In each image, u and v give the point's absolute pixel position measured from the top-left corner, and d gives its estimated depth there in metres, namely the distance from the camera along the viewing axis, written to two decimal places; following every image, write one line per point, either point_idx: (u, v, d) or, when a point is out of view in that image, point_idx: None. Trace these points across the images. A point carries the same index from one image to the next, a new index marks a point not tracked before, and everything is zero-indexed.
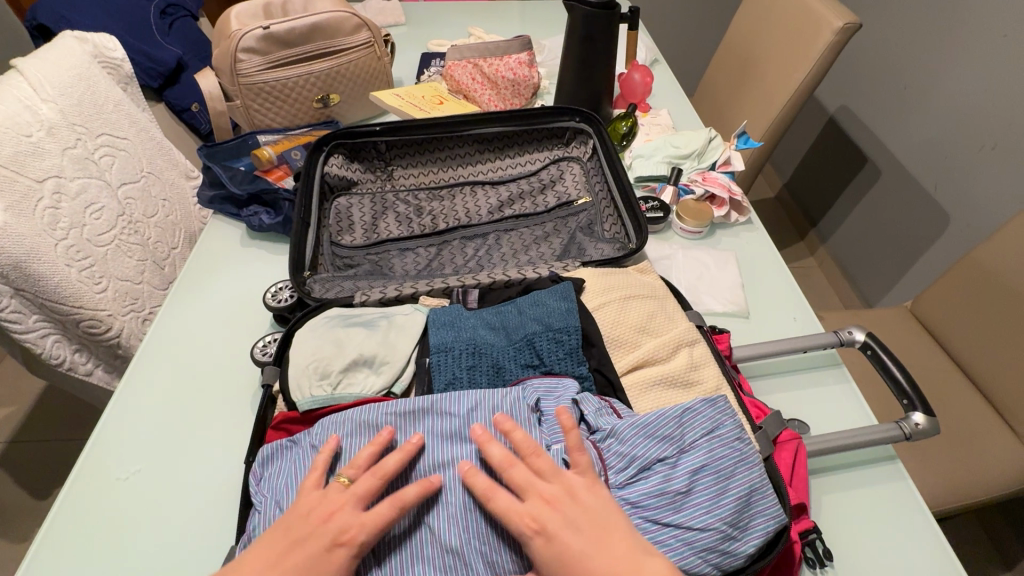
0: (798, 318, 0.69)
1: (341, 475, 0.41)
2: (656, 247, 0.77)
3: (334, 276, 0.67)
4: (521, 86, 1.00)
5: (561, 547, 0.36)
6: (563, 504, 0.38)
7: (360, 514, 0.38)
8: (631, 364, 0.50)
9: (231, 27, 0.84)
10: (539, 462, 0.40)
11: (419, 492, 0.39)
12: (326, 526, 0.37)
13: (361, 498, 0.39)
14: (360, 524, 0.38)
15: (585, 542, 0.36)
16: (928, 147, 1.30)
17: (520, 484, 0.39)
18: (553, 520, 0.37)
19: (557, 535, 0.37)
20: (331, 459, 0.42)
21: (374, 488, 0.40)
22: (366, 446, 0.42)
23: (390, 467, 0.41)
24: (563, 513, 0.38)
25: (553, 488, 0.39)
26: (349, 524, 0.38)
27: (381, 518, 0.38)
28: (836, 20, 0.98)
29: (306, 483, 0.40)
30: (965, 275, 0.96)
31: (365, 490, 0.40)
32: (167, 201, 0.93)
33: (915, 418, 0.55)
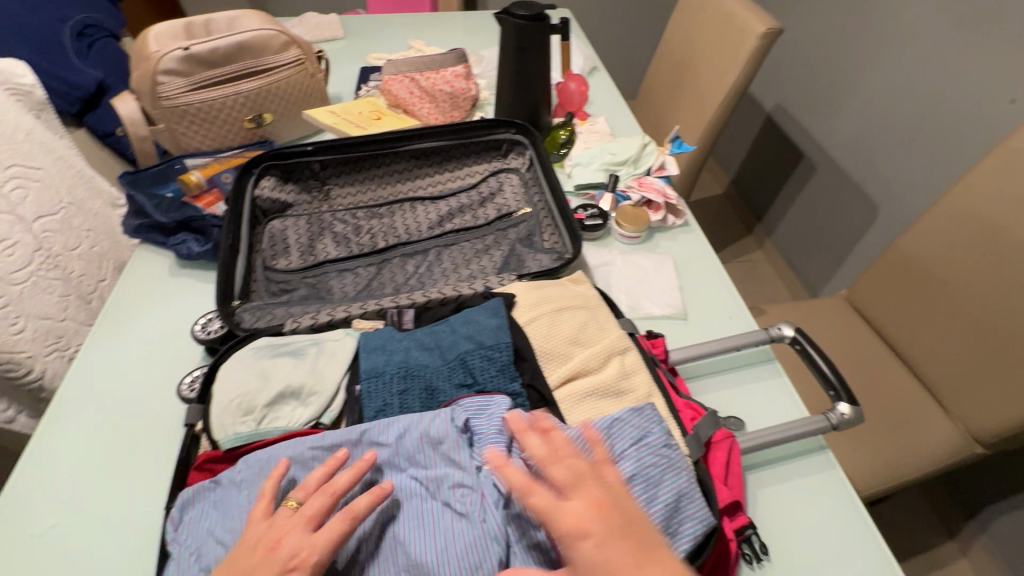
0: (732, 316, 0.72)
1: (290, 498, 0.41)
2: (595, 253, 0.78)
3: (264, 303, 0.64)
4: (460, 99, 1.00)
5: (599, 550, 0.34)
6: (606, 505, 0.36)
7: (310, 535, 0.38)
8: (563, 377, 0.50)
9: (150, 48, 0.80)
10: (578, 462, 0.39)
11: (370, 501, 0.40)
12: (275, 555, 0.37)
13: (310, 519, 0.39)
14: (309, 546, 0.38)
15: (626, 551, 0.34)
16: (856, 143, 1.37)
17: (560, 481, 0.37)
18: (593, 522, 0.35)
19: (603, 541, 0.34)
20: (278, 485, 0.41)
21: (325, 508, 0.40)
22: (318, 468, 0.42)
23: (340, 486, 0.41)
24: (606, 517, 0.35)
25: (592, 485, 0.37)
26: (297, 548, 0.37)
27: (336, 534, 0.38)
28: (759, 26, 1.02)
29: (254, 514, 0.40)
30: (894, 264, 1.01)
31: (313, 512, 0.39)
32: (91, 231, 0.89)
33: (841, 409, 0.57)
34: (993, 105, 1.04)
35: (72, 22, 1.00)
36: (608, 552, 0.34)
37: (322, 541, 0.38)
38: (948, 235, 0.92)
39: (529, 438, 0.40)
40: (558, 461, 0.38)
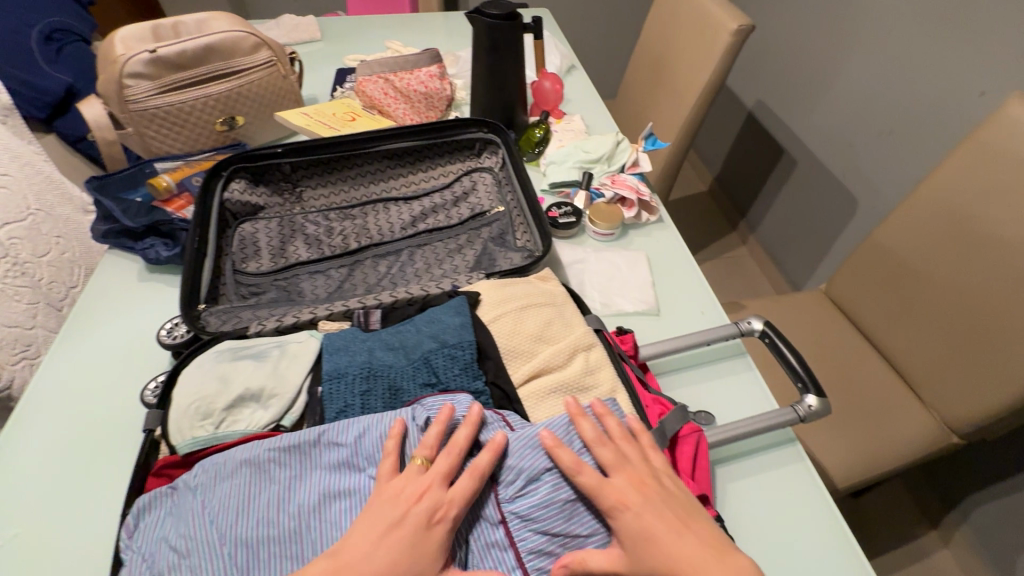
0: (705, 311, 0.72)
1: (416, 456, 0.43)
2: (569, 251, 0.78)
3: (231, 306, 0.64)
4: (435, 99, 1.00)
5: (640, 520, 0.40)
6: (642, 482, 0.42)
7: (447, 490, 0.42)
8: (526, 375, 0.50)
9: (116, 51, 0.79)
10: (627, 447, 0.44)
11: (490, 457, 0.43)
12: (417, 507, 0.40)
13: (444, 474, 0.42)
14: (450, 500, 0.41)
15: (666, 521, 0.40)
16: (834, 138, 1.38)
17: (608, 463, 0.43)
18: (634, 498, 0.41)
19: (642, 512, 0.40)
20: (400, 444, 0.44)
21: (454, 465, 0.43)
22: (433, 427, 0.44)
23: (462, 443, 0.43)
24: (646, 494, 0.41)
25: (639, 469, 0.43)
26: (439, 501, 0.41)
27: (467, 490, 0.42)
28: (732, 23, 1.03)
29: (381, 471, 0.42)
30: (869, 258, 1.03)
31: (445, 469, 0.42)
32: (61, 238, 0.88)
33: (808, 401, 0.57)
34: (964, 98, 1.05)
35: (40, 26, 0.99)
36: (649, 522, 0.40)
37: (459, 494, 0.42)
38: (921, 227, 0.93)
39: (585, 422, 0.44)
40: (605, 444, 0.44)
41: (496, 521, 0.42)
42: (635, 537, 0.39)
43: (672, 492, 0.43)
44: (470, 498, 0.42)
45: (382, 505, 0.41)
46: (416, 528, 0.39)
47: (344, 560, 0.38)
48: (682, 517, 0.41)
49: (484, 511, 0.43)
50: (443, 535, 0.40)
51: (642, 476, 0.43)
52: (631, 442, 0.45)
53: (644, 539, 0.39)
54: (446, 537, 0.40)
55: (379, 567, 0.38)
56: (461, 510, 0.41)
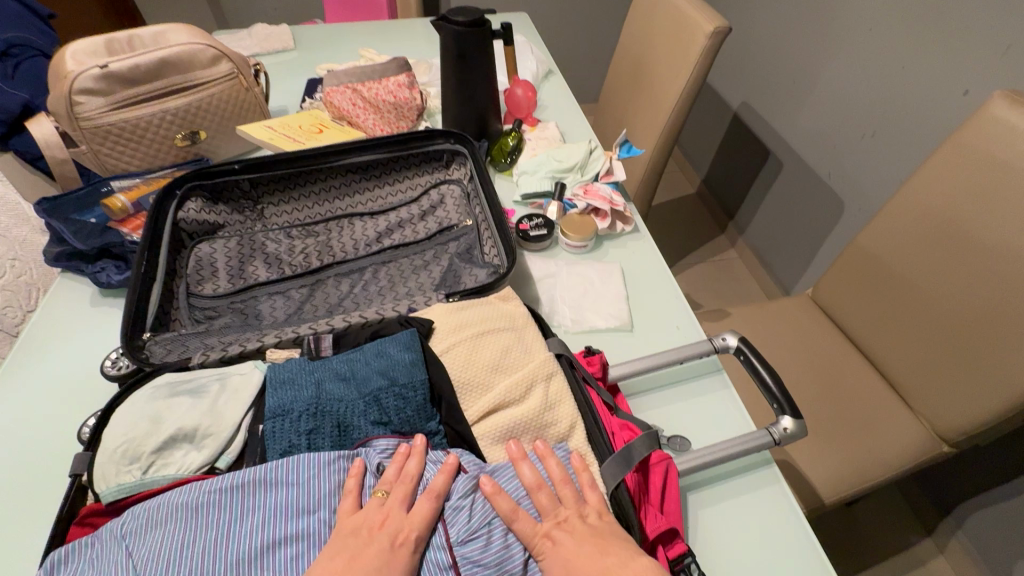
0: (682, 326, 0.69)
1: (377, 491, 0.42)
2: (540, 265, 0.75)
3: (179, 333, 0.61)
4: (404, 108, 0.98)
5: (564, 555, 0.39)
6: (573, 522, 0.41)
7: (407, 514, 0.41)
8: (483, 412, 0.49)
9: (67, 67, 0.76)
10: (564, 490, 0.43)
11: (445, 479, 0.43)
12: (379, 535, 0.39)
13: (403, 499, 0.42)
14: (410, 524, 0.41)
15: (591, 555, 0.39)
16: (819, 138, 1.36)
17: (543, 507, 0.42)
18: (565, 534, 0.40)
19: (567, 546, 0.40)
20: (360, 482, 0.43)
21: (410, 492, 0.43)
22: (390, 463, 0.44)
23: (416, 472, 0.43)
24: (571, 529, 0.41)
25: (570, 510, 0.42)
26: (401, 525, 0.41)
27: (425, 513, 0.41)
28: (708, 25, 1.00)
29: (342, 509, 0.41)
30: (852, 264, 1.00)
31: (404, 494, 0.42)
32: (17, 260, 0.85)
33: (784, 422, 0.55)
34: (947, 98, 1.02)
35: None
36: (571, 554, 0.39)
37: (420, 519, 0.41)
38: (904, 233, 0.90)
39: (524, 464, 0.44)
40: (541, 487, 0.43)
41: (446, 566, 0.39)
42: (561, 574, 0.39)
43: (609, 527, 0.42)
44: (430, 522, 0.41)
45: (343, 540, 0.40)
46: (381, 552, 0.39)
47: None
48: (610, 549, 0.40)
49: (433, 557, 0.40)
50: (406, 561, 0.39)
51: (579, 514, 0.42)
52: (569, 483, 0.44)
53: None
54: (411, 562, 0.39)
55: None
56: (423, 534, 0.41)
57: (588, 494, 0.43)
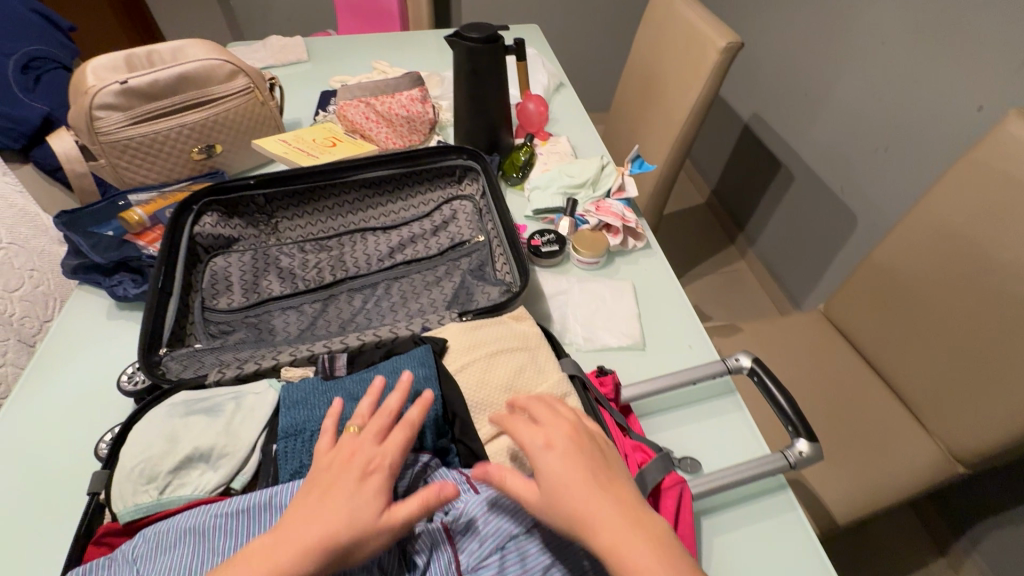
0: (693, 346, 0.69)
1: (350, 426, 0.43)
2: (552, 281, 0.75)
3: (195, 349, 0.61)
4: (417, 122, 0.98)
5: (552, 466, 0.39)
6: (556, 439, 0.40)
7: (379, 445, 0.41)
8: (496, 432, 0.49)
9: (88, 82, 0.77)
10: (540, 409, 0.43)
11: (420, 410, 0.43)
12: (351, 464, 0.39)
13: (377, 432, 0.41)
14: (381, 454, 0.40)
15: (583, 468, 0.39)
16: (831, 151, 1.35)
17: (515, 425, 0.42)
18: (538, 450, 0.40)
19: (563, 456, 0.39)
20: (337, 423, 0.44)
21: (384, 426, 0.42)
22: (365, 398, 0.45)
23: (394, 406, 0.43)
24: (571, 441, 0.40)
25: (547, 424, 0.41)
26: (371, 456, 0.40)
27: (397, 443, 0.41)
28: (720, 40, 1.00)
29: (318, 448, 0.42)
30: (865, 280, 1.00)
31: (377, 427, 0.42)
32: (36, 271, 0.86)
33: (800, 445, 0.54)
34: (960, 114, 1.02)
35: (18, 55, 0.98)
36: (561, 465, 0.38)
37: (394, 449, 0.41)
38: (918, 249, 0.90)
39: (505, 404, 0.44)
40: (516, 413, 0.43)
41: None
42: (554, 484, 0.38)
43: (588, 445, 0.41)
44: (404, 450, 0.41)
45: (316, 474, 0.39)
46: (351, 481, 0.38)
47: (283, 530, 0.36)
48: (589, 472, 0.39)
49: None
50: (378, 487, 0.38)
51: (557, 430, 0.41)
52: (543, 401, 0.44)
53: (570, 485, 0.38)
54: (383, 487, 0.38)
55: (317, 533, 0.35)
56: (395, 465, 0.40)
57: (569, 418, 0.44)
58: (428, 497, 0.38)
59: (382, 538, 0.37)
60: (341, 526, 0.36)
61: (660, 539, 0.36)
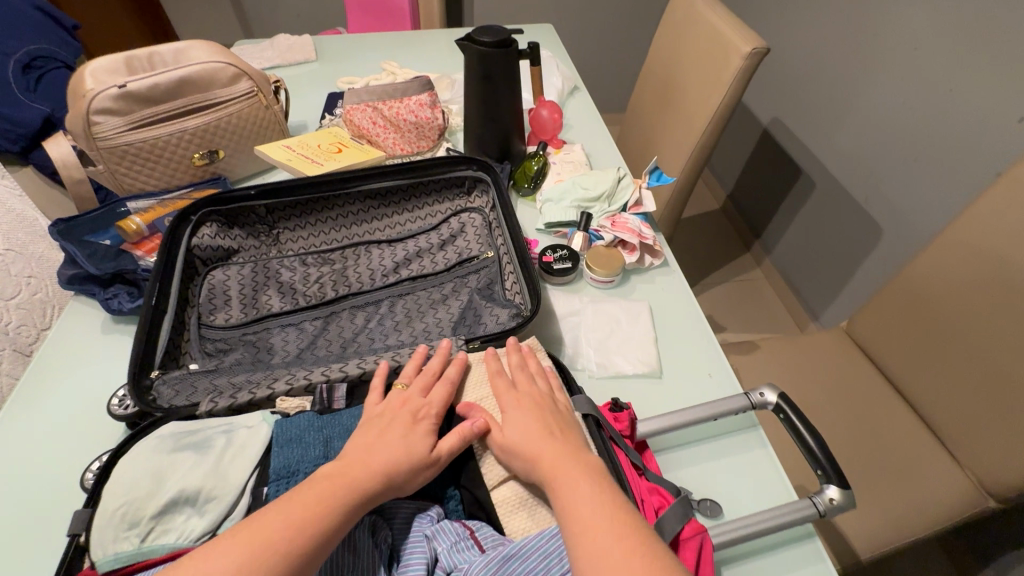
0: (713, 375, 0.64)
1: (397, 384, 0.51)
2: (564, 301, 0.72)
3: (188, 371, 0.58)
4: (426, 128, 0.95)
5: (513, 422, 0.46)
6: (521, 401, 0.48)
7: (425, 397, 0.49)
8: (501, 477, 0.46)
9: (85, 85, 0.75)
10: (518, 373, 0.51)
11: (458, 369, 0.51)
12: (402, 412, 0.47)
13: (423, 388, 0.50)
14: (428, 404, 0.48)
15: (537, 425, 0.46)
16: (856, 159, 1.30)
17: (498, 387, 0.50)
18: (512, 408, 0.47)
19: (519, 414, 0.47)
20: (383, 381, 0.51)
21: (428, 383, 0.51)
22: (410, 362, 0.53)
23: (436, 368, 0.52)
24: (532, 404, 0.48)
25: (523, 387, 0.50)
26: (419, 406, 0.48)
27: (441, 394, 0.49)
28: (744, 45, 0.95)
29: (369, 402, 0.49)
30: (892, 299, 0.95)
31: (423, 383, 0.50)
32: (33, 278, 0.84)
33: (830, 493, 0.50)
34: (999, 125, 0.96)
35: (18, 55, 0.97)
36: (521, 422, 0.46)
37: (438, 400, 0.49)
38: (952, 269, 0.85)
39: (492, 360, 0.52)
40: (500, 374, 0.51)
41: None
42: (513, 434, 0.45)
43: (549, 408, 0.48)
44: (446, 402, 0.49)
45: (371, 420, 0.47)
46: (403, 424, 0.46)
47: (346, 462, 0.43)
48: (550, 429, 0.46)
49: None
50: (428, 429, 0.46)
51: (528, 396, 0.49)
52: (524, 368, 0.52)
53: (523, 438, 0.45)
54: (431, 430, 0.46)
55: (379, 465, 0.43)
56: (442, 412, 0.49)
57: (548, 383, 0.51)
58: (466, 431, 0.46)
59: (433, 468, 0.45)
60: (400, 457, 0.44)
61: (603, 480, 0.43)
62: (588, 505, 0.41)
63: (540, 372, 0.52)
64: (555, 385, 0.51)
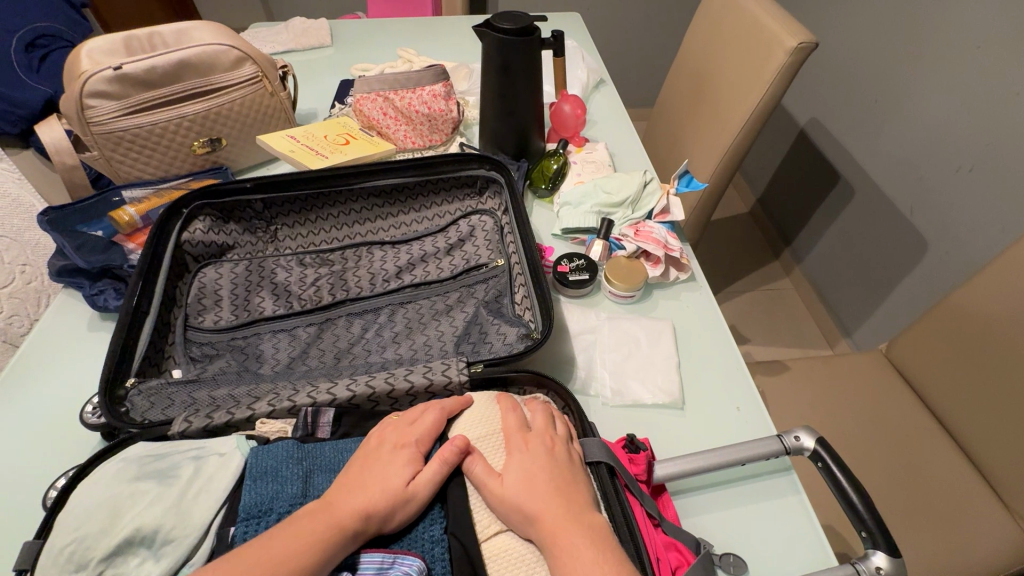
0: (742, 408, 0.58)
1: (393, 415, 0.47)
2: (579, 316, 0.65)
3: (168, 380, 0.54)
4: (439, 121, 0.89)
5: (523, 470, 0.42)
6: (533, 447, 0.43)
7: (414, 425, 0.44)
8: (496, 527, 0.41)
9: (81, 65, 0.70)
10: (534, 415, 0.46)
11: (456, 399, 0.47)
12: (386, 444, 0.43)
13: (414, 416, 0.45)
14: (414, 432, 0.44)
15: (549, 479, 0.41)
16: (903, 165, 1.20)
17: (509, 425, 0.45)
18: (520, 453, 0.43)
19: (531, 463, 0.42)
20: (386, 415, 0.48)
21: (420, 411, 0.46)
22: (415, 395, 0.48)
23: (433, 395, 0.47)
24: (547, 451, 0.43)
25: (537, 430, 0.45)
26: (404, 435, 0.44)
27: (431, 422, 0.44)
28: (789, 40, 0.87)
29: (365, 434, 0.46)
30: (938, 324, 0.87)
31: (416, 412, 0.46)
32: (28, 266, 0.81)
33: (876, 560, 0.44)
34: None
35: (22, 33, 0.94)
36: (531, 471, 0.42)
37: (427, 427, 0.44)
38: (1009, 294, 0.76)
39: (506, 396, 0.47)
40: (514, 410, 0.46)
41: None
42: (521, 485, 0.41)
43: (562, 457, 0.43)
44: (436, 428, 0.44)
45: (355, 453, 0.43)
46: (385, 455, 0.42)
47: (320, 500, 0.39)
48: (560, 483, 0.41)
49: None
50: (409, 459, 0.42)
51: (539, 440, 0.44)
52: (541, 409, 0.47)
53: (530, 494, 0.40)
54: (411, 460, 0.42)
55: (356, 503, 0.39)
56: (428, 440, 0.44)
57: (563, 426, 0.47)
58: (446, 456, 0.42)
59: (409, 506, 0.40)
60: (375, 495, 0.39)
61: (615, 550, 0.39)
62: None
63: (557, 415, 0.47)
64: (570, 432, 0.47)
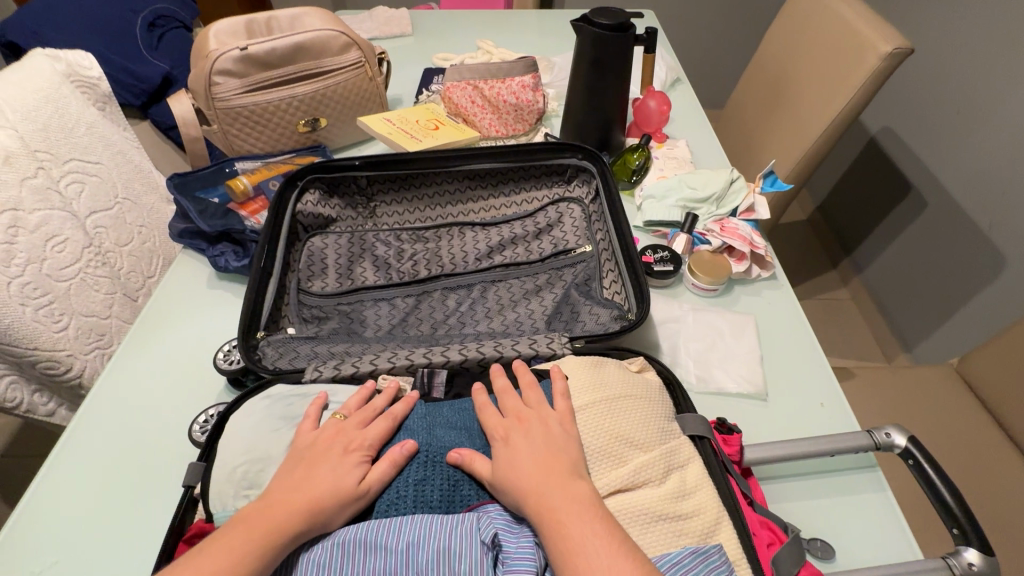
0: (826, 404, 0.59)
1: (336, 414, 0.47)
2: (664, 306, 0.67)
3: (290, 335, 0.60)
4: (525, 111, 0.92)
5: (510, 455, 0.42)
6: (511, 434, 0.44)
7: (361, 430, 0.45)
8: (618, 484, 0.42)
9: (208, 46, 0.77)
10: (510, 401, 0.47)
11: (405, 406, 0.47)
12: (334, 445, 0.43)
13: (360, 419, 0.46)
14: (362, 438, 0.44)
15: (533, 457, 0.42)
16: (986, 178, 1.16)
17: (486, 421, 0.45)
18: (500, 443, 0.43)
19: (513, 446, 0.43)
20: (320, 409, 0.47)
21: (367, 416, 0.46)
22: (354, 394, 0.49)
23: (379, 404, 0.47)
24: (527, 432, 0.44)
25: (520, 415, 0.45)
26: (353, 437, 0.44)
27: (382, 427, 0.45)
28: (882, 45, 0.86)
29: (301, 430, 0.45)
30: (1016, 340, 0.85)
31: (361, 417, 0.46)
32: (144, 227, 0.88)
33: (968, 555, 0.45)
34: None
35: (144, 13, 1.02)
36: (519, 455, 0.42)
37: (374, 433, 0.45)
38: None
39: (478, 391, 0.48)
40: (486, 406, 0.47)
41: None
42: (504, 469, 0.41)
43: (549, 434, 0.44)
44: (384, 437, 0.45)
45: (300, 453, 0.43)
46: (334, 457, 0.42)
47: (262, 507, 0.39)
48: (548, 461, 0.41)
49: None
50: (358, 460, 0.42)
51: (519, 423, 0.45)
52: (514, 394, 0.47)
53: (511, 476, 0.41)
54: (360, 461, 0.42)
55: (301, 501, 0.39)
56: (375, 444, 0.44)
57: (557, 404, 0.46)
58: (394, 458, 0.43)
59: (360, 503, 0.41)
60: (324, 495, 0.40)
61: (600, 519, 0.38)
62: (586, 542, 0.37)
63: (530, 387, 0.48)
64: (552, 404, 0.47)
